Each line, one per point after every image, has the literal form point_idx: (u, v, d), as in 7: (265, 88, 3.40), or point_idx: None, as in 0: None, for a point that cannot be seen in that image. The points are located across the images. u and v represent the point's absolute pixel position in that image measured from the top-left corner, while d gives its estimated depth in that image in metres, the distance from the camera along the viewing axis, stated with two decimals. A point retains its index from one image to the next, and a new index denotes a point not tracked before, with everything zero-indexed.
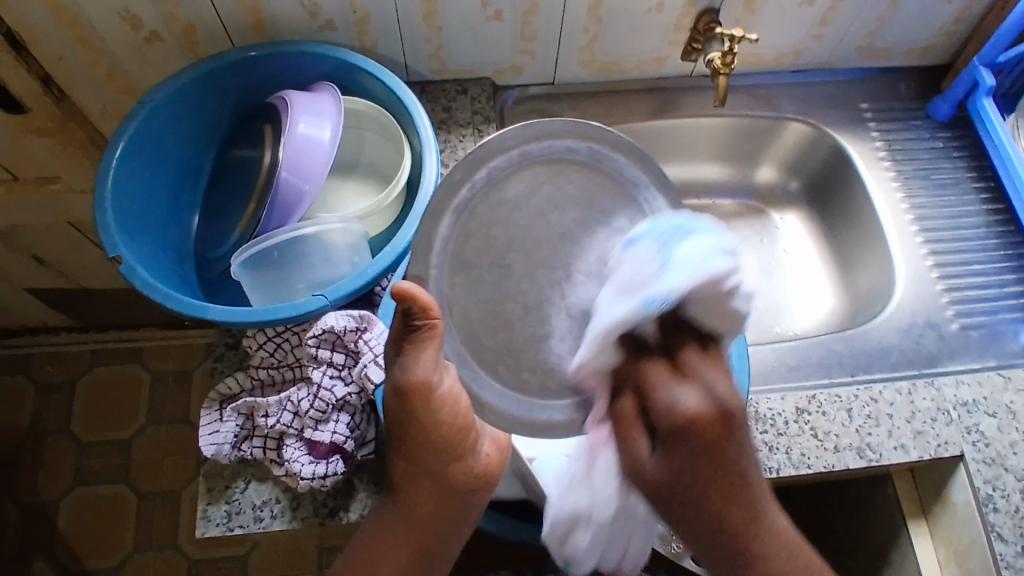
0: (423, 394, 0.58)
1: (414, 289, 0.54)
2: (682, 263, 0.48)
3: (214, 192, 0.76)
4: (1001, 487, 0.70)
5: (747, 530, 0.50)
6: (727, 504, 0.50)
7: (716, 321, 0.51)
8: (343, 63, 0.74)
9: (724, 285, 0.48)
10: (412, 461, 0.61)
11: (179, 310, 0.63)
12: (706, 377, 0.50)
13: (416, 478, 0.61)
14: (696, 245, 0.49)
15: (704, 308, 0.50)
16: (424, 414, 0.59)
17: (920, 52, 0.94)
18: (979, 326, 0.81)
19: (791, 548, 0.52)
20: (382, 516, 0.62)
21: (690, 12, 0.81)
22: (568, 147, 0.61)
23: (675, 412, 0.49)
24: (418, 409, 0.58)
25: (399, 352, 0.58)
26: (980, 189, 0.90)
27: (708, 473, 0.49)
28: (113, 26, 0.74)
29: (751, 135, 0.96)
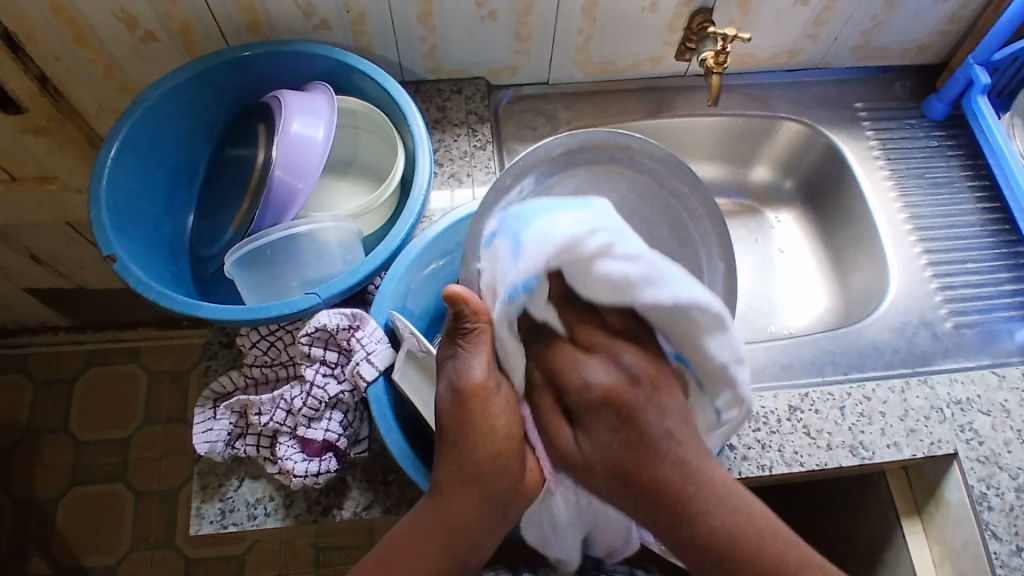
0: (477, 397, 0.54)
1: (465, 293, 0.53)
2: (532, 240, 0.49)
3: (209, 190, 0.76)
4: (995, 485, 0.70)
5: (683, 490, 0.49)
6: (647, 465, 0.49)
7: (609, 295, 0.49)
8: (338, 62, 0.75)
9: (578, 250, 0.47)
10: (461, 467, 0.55)
11: (172, 308, 0.63)
12: (615, 352, 0.52)
13: (459, 482, 0.55)
14: (557, 221, 0.49)
15: (576, 276, 0.49)
16: (482, 417, 0.54)
17: (915, 52, 0.94)
18: (973, 325, 0.81)
19: (735, 503, 0.50)
20: (415, 519, 0.55)
21: (684, 12, 0.81)
22: (610, 155, 0.62)
23: (588, 392, 0.51)
24: (473, 416, 0.54)
25: (452, 355, 0.56)
26: (975, 189, 0.90)
27: (630, 448, 0.50)
28: (109, 25, 0.74)
29: (746, 135, 0.96)
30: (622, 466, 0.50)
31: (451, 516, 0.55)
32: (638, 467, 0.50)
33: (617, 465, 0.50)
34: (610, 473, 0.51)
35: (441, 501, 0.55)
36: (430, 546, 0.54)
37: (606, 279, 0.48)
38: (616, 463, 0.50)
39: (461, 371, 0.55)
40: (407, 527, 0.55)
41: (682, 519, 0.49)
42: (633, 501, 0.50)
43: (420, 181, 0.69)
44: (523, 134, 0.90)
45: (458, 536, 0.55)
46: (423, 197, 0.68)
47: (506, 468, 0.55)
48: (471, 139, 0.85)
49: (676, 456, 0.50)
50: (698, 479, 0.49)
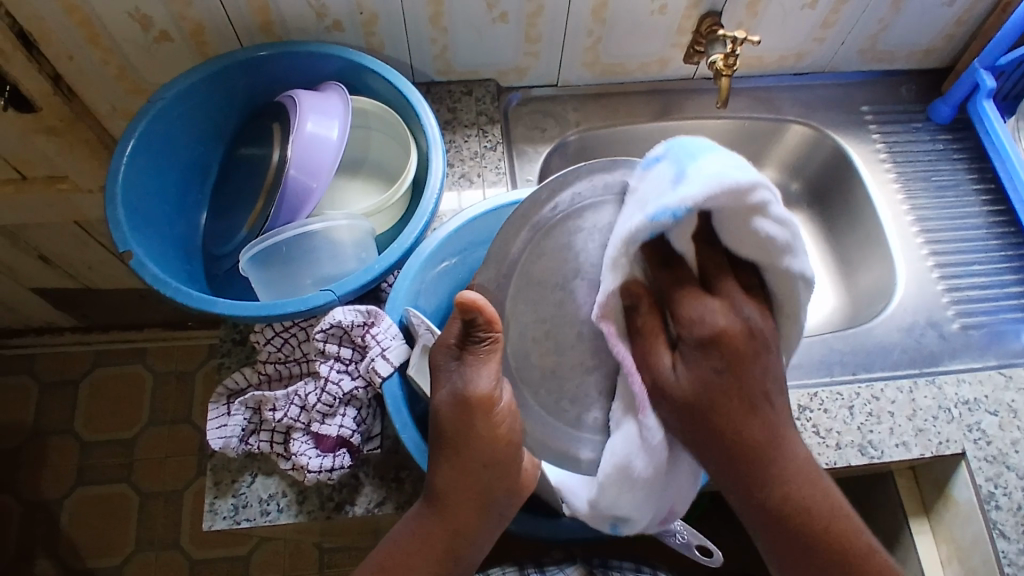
0: (484, 406, 0.55)
1: (481, 301, 0.53)
2: (695, 177, 0.47)
3: (222, 189, 0.76)
4: (1003, 484, 0.70)
5: (769, 450, 0.51)
6: (749, 418, 0.51)
7: (750, 246, 0.50)
8: (351, 63, 0.75)
9: (746, 199, 0.46)
10: (462, 468, 0.56)
11: (188, 305, 0.64)
12: (736, 300, 0.51)
13: (462, 490, 0.56)
14: (712, 165, 0.47)
15: (727, 222, 0.49)
16: (485, 425, 0.55)
17: (921, 55, 0.95)
18: (980, 325, 0.81)
19: (812, 472, 0.52)
20: (419, 520, 0.56)
21: (693, 14, 0.82)
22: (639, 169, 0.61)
23: (700, 328, 0.50)
24: (477, 419, 0.55)
25: (455, 362, 0.57)
26: (981, 191, 0.91)
27: (725, 388, 0.50)
28: (124, 26, 0.75)
29: (753, 137, 0.97)
30: (710, 402, 0.50)
31: (453, 519, 0.56)
32: (726, 407, 0.50)
33: (708, 400, 0.50)
34: (691, 411, 0.51)
35: (443, 507, 0.56)
36: (433, 549, 0.55)
37: (761, 235, 0.48)
38: (708, 395, 0.50)
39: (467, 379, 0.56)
40: (411, 533, 0.56)
41: (767, 474, 0.51)
42: (712, 443, 0.51)
43: (433, 180, 0.70)
44: (533, 135, 0.91)
45: (459, 538, 0.56)
46: (436, 196, 0.69)
47: (504, 468, 0.56)
48: (482, 139, 0.86)
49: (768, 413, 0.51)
50: (786, 443, 0.51)
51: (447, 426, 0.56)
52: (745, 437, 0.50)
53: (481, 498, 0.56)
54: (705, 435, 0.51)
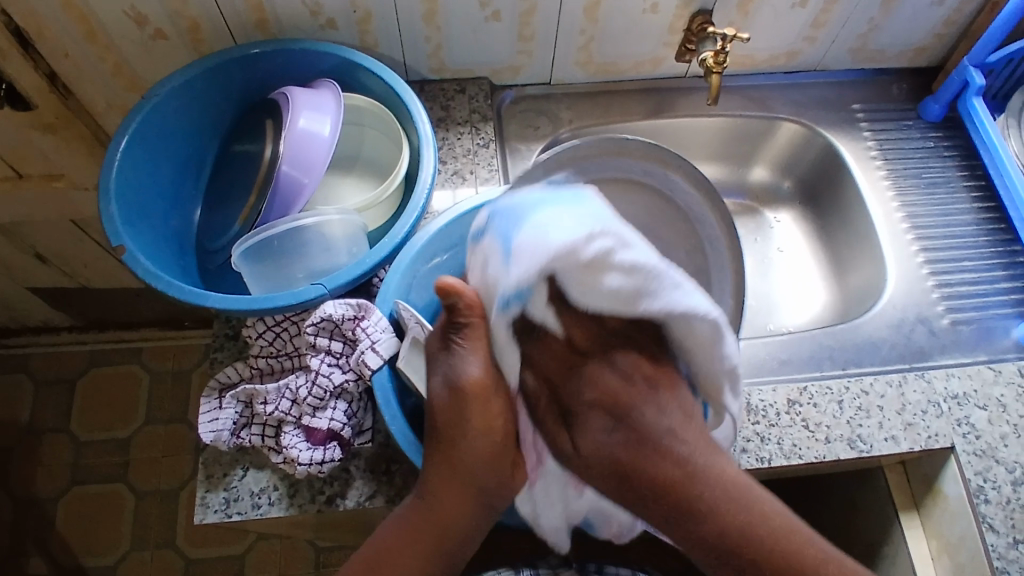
0: (478, 394, 0.59)
1: (459, 285, 0.57)
2: (546, 219, 0.50)
3: (214, 185, 0.77)
4: (992, 478, 0.70)
5: (679, 484, 0.52)
6: (642, 459, 0.53)
7: (599, 303, 0.51)
8: (344, 60, 0.76)
9: (578, 254, 0.48)
10: (447, 457, 0.59)
11: (180, 298, 0.64)
12: (609, 359, 0.56)
13: (450, 479, 0.59)
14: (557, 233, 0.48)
15: (573, 280, 0.50)
16: (473, 414, 0.59)
17: (912, 54, 0.95)
18: (970, 321, 0.82)
19: (733, 491, 0.52)
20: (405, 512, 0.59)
21: (684, 13, 0.83)
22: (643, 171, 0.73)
23: (582, 394, 0.56)
24: (459, 405, 0.59)
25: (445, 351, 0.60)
26: (971, 188, 0.91)
27: (624, 450, 0.54)
28: (120, 23, 0.75)
29: (745, 135, 0.98)
30: (622, 463, 0.54)
31: (440, 508, 0.58)
32: (631, 471, 0.53)
33: (611, 471, 0.54)
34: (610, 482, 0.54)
35: (430, 496, 0.59)
36: (419, 537, 0.58)
37: (608, 288, 0.50)
38: (622, 466, 0.54)
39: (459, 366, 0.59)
40: (399, 521, 0.59)
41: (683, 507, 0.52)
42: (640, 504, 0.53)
43: (425, 176, 0.70)
44: (525, 133, 0.91)
45: (444, 527, 0.59)
46: (428, 191, 0.69)
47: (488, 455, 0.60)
48: (475, 137, 0.87)
49: (680, 455, 0.53)
50: (704, 476, 0.52)
51: (436, 415, 0.60)
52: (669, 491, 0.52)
53: (472, 487, 0.59)
54: (624, 492, 0.54)
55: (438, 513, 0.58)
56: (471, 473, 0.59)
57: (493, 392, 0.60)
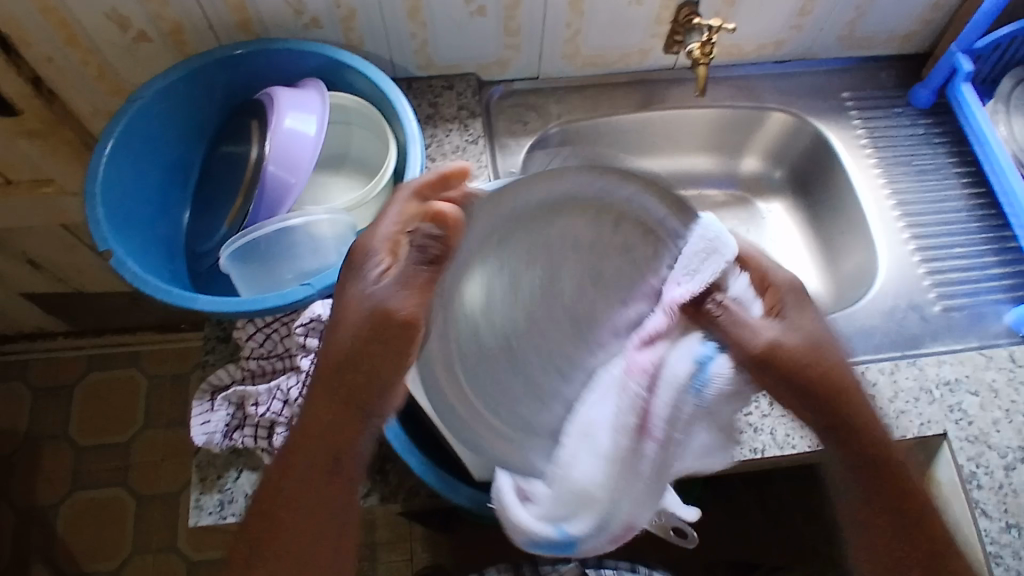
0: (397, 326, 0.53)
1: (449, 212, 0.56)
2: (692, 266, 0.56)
3: (202, 188, 0.77)
4: (985, 464, 0.71)
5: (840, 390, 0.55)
6: (829, 367, 0.54)
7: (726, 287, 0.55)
8: (330, 60, 0.76)
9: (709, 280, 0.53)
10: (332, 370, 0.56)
11: (168, 302, 0.64)
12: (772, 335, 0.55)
13: (319, 405, 0.56)
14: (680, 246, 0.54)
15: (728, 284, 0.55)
16: (367, 337, 0.54)
17: (900, 40, 0.95)
18: (961, 307, 0.82)
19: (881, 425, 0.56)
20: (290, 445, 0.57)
21: (669, 5, 0.83)
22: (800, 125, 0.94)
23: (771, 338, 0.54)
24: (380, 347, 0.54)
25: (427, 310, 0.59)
26: (962, 174, 0.91)
27: (815, 356, 0.54)
28: (102, 27, 0.75)
29: (735, 126, 0.97)
30: (808, 357, 0.53)
31: (316, 441, 0.56)
32: (836, 374, 0.55)
33: (795, 371, 0.53)
34: (791, 364, 0.53)
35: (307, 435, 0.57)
36: (311, 474, 0.56)
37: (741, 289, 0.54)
38: (835, 392, 0.55)
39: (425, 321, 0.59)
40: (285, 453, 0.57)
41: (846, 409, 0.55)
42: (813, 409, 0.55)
43: (412, 173, 0.71)
44: (515, 128, 0.91)
45: (328, 459, 0.56)
46: None
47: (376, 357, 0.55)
48: (463, 133, 0.87)
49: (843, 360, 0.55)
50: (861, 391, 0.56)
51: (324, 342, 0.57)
52: (840, 413, 0.55)
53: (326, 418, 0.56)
54: (801, 401, 0.55)
55: (323, 439, 0.56)
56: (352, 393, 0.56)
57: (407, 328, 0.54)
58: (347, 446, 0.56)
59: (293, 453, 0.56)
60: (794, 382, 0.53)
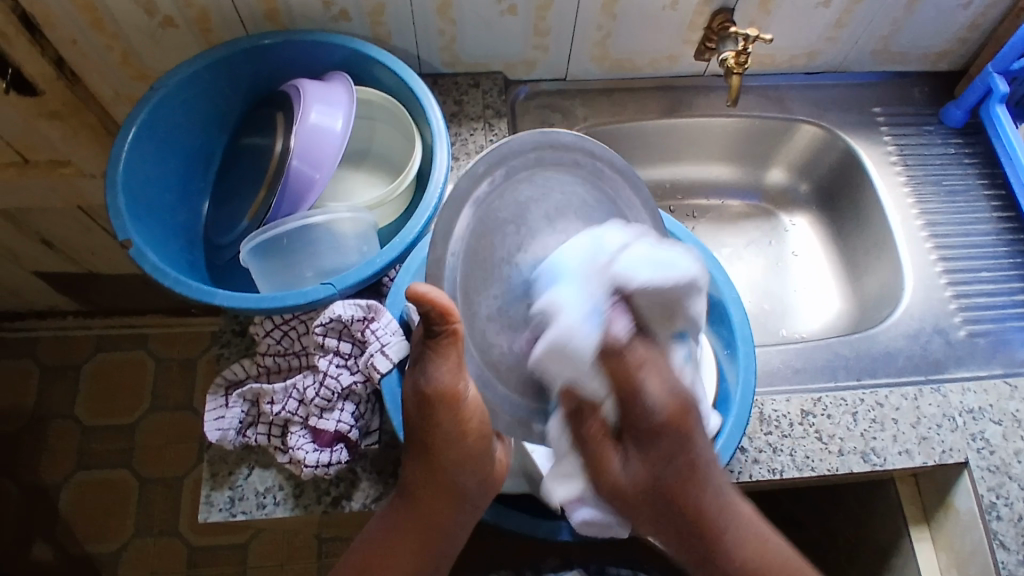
0: (445, 399, 0.53)
1: (431, 293, 0.47)
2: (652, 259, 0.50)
3: (224, 178, 0.76)
4: (1005, 494, 0.70)
5: (713, 516, 0.51)
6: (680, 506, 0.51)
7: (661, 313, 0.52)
8: (358, 53, 0.74)
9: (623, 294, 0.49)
10: (430, 463, 0.57)
11: (188, 295, 0.63)
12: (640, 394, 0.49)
13: (435, 491, 0.57)
14: (637, 249, 0.50)
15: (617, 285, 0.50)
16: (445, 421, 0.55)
17: (935, 57, 0.93)
18: (986, 333, 0.80)
19: (760, 530, 0.52)
20: (370, 540, 0.57)
21: (704, 11, 0.81)
22: (860, 152, 0.91)
23: (650, 417, 0.49)
24: (440, 415, 0.54)
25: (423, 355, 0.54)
26: (991, 197, 0.90)
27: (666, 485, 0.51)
28: (129, 12, 0.74)
29: (763, 136, 0.96)
30: (666, 488, 0.51)
31: (424, 522, 0.57)
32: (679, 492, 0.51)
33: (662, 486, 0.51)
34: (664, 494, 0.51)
35: (394, 542, 0.56)
36: (404, 557, 0.56)
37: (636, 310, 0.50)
38: (684, 535, 0.52)
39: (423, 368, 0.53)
40: (381, 538, 0.57)
41: (701, 538, 0.51)
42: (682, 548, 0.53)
43: (437, 174, 0.69)
44: (539, 129, 0.90)
45: (430, 542, 0.57)
46: (441, 190, 0.68)
47: (468, 441, 0.56)
48: (488, 133, 0.85)
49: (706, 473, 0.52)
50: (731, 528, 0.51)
51: (426, 408, 0.55)
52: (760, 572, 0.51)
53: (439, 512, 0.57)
54: (659, 518, 0.52)
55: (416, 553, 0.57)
56: (450, 483, 0.57)
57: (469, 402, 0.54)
58: (448, 530, 0.58)
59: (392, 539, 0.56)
60: (638, 445, 0.51)
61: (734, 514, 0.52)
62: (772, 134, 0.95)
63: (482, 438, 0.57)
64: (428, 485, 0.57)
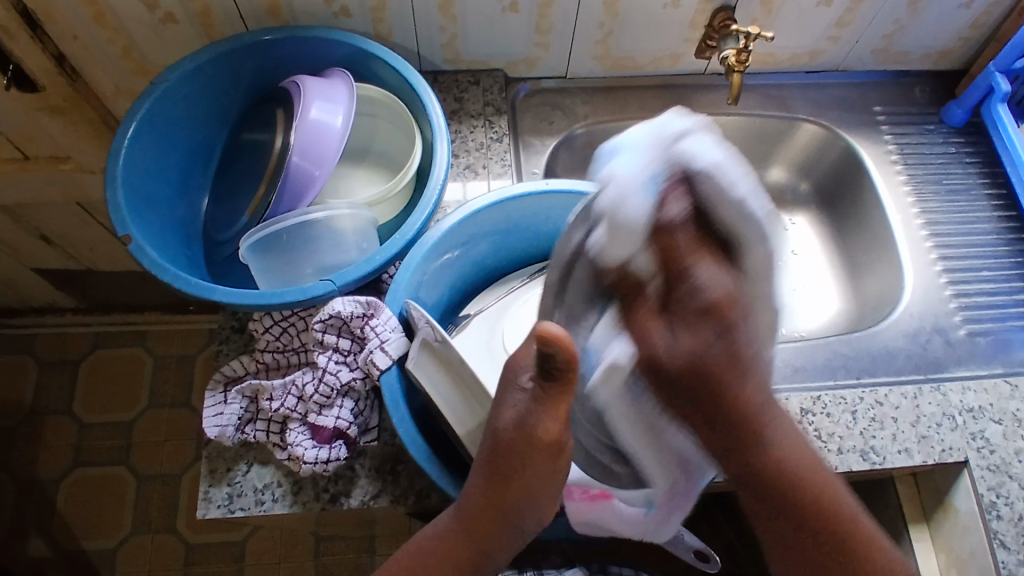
0: (532, 430, 0.53)
1: (562, 337, 0.48)
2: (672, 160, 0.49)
3: (224, 174, 0.75)
4: (1005, 494, 0.70)
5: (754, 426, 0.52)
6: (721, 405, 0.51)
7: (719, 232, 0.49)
8: (359, 50, 0.74)
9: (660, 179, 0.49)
10: (500, 483, 0.55)
11: (186, 291, 0.63)
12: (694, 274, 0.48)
13: (498, 514, 0.55)
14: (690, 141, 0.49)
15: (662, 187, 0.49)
16: (539, 452, 0.54)
17: (936, 57, 0.93)
18: (987, 333, 0.80)
19: (793, 439, 0.54)
20: (427, 544, 0.56)
21: (706, 9, 0.81)
22: (868, 152, 0.91)
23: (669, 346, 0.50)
24: (527, 445, 0.53)
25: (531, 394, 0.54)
26: (992, 197, 0.90)
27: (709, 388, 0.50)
28: (130, 7, 0.74)
29: (763, 135, 0.96)
30: (706, 367, 0.49)
31: (479, 542, 0.55)
32: (724, 401, 0.51)
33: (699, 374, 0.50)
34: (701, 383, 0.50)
35: (446, 551, 0.55)
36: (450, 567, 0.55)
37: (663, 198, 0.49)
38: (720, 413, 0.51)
39: (527, 404, 0.54)
40: (433, 548, 0.56)
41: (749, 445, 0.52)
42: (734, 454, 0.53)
43: (437, 171, 0.69)
44: (540, 127, 0.89)
45: (478, 561, 0.56)
46: (441, 187, 0.68)
47: (545, 473, 0.55)
48: (488, 130, 0.85)
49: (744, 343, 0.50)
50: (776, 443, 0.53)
51: (513, 434, 0.54)
52: (800, 490, 0.53)
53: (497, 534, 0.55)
54: (697, 408, 0.52)
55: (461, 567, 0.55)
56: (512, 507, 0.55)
57: (557, 441, 0.54)
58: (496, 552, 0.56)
59: (444, 547, 0.55)
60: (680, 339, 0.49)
61: (781, 424, 0.53)
62: (772, 133, 0.95)
63: (557, 472, 0.55)
64: (494, 507, 0.55)
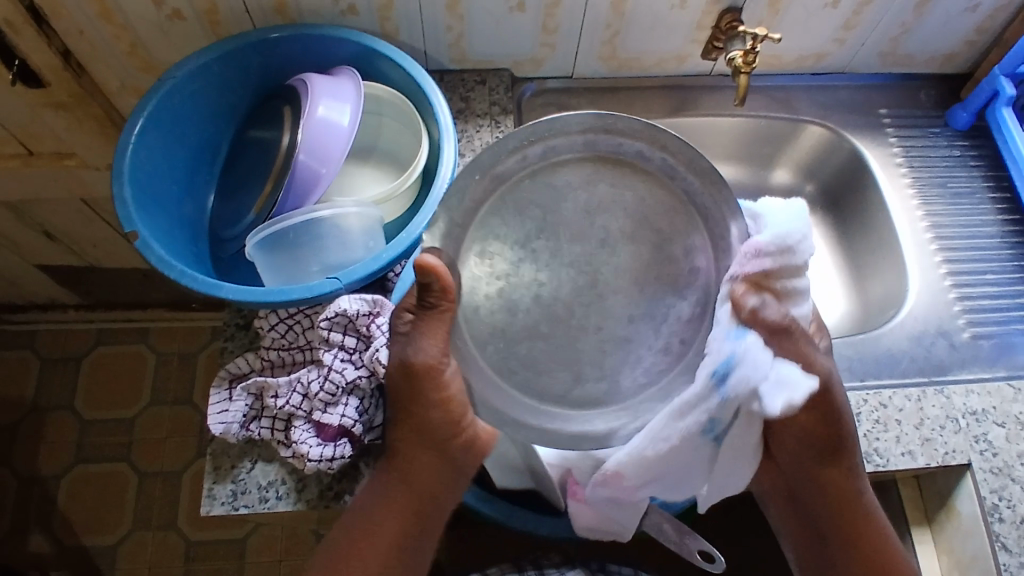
0: (427, 370, 0.59)
1: (438, 266, 0.56)
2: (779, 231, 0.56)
3: (231, 171, 0.75)
4: (1008, 497, 0.70)
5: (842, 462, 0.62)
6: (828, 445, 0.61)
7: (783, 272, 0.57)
8: (366, 48, 0.74)
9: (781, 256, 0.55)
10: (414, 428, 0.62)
11: (193, 288, 0.63)
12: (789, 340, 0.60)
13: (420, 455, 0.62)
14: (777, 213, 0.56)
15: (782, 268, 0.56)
16: (431, 398, 0.60)
17: (942, 60, 0.93)
18: (991, 336, 0.80)
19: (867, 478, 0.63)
20: (372, 493, 0.62)
21: (713, 10, 0.81)
22: (871, 154, 0.92)
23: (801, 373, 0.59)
24: (424, 384, 0.60)
25: (407, 331, 0.60)
26: (996, 200, 0.90)
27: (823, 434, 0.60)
28: (137, 4, 0.74)
29: (768, 137, 0.96)
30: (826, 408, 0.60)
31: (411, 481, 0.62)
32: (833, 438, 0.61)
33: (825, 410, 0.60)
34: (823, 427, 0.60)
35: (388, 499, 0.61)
36: (394, 513, 0.61)
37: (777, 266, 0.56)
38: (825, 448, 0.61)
39: (404, 342, 0.60)
40: (375, 497, 0.62)
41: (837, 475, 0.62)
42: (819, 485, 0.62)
43: (444, 171, 0.69)
44: None
45: (420, 503, 0.62)
46: (447, 188, 0.68)
47: (452, 408, 0.61)
48: (494, 130, 0.85)
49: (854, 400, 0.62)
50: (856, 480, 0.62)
51: (409, 379, 0.60)
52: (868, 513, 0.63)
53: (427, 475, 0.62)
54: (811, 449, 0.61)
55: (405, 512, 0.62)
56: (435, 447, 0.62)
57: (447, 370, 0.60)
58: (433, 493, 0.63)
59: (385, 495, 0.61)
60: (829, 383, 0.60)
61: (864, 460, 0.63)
62: (777, 135, 0.95)
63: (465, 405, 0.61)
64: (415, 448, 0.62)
